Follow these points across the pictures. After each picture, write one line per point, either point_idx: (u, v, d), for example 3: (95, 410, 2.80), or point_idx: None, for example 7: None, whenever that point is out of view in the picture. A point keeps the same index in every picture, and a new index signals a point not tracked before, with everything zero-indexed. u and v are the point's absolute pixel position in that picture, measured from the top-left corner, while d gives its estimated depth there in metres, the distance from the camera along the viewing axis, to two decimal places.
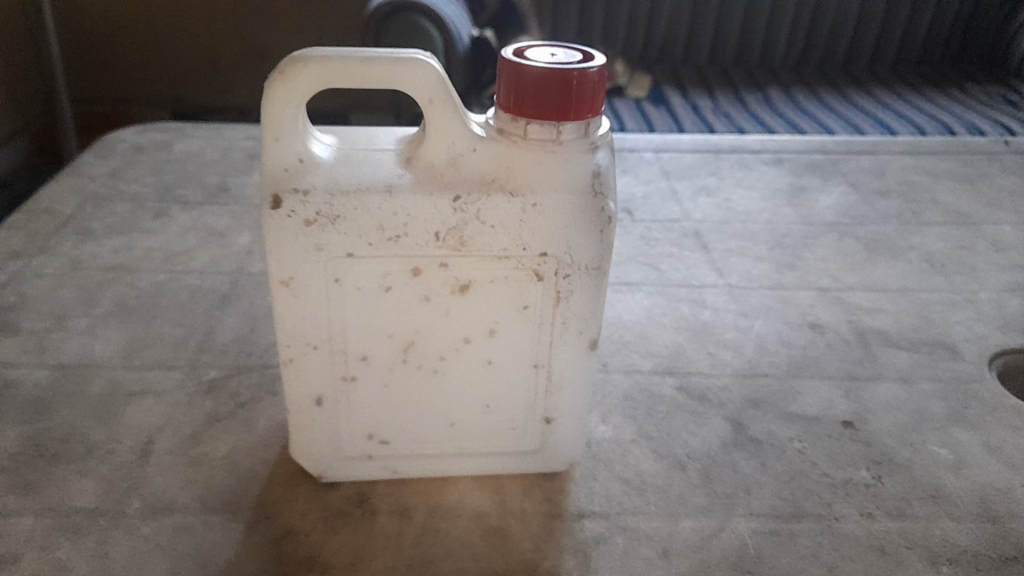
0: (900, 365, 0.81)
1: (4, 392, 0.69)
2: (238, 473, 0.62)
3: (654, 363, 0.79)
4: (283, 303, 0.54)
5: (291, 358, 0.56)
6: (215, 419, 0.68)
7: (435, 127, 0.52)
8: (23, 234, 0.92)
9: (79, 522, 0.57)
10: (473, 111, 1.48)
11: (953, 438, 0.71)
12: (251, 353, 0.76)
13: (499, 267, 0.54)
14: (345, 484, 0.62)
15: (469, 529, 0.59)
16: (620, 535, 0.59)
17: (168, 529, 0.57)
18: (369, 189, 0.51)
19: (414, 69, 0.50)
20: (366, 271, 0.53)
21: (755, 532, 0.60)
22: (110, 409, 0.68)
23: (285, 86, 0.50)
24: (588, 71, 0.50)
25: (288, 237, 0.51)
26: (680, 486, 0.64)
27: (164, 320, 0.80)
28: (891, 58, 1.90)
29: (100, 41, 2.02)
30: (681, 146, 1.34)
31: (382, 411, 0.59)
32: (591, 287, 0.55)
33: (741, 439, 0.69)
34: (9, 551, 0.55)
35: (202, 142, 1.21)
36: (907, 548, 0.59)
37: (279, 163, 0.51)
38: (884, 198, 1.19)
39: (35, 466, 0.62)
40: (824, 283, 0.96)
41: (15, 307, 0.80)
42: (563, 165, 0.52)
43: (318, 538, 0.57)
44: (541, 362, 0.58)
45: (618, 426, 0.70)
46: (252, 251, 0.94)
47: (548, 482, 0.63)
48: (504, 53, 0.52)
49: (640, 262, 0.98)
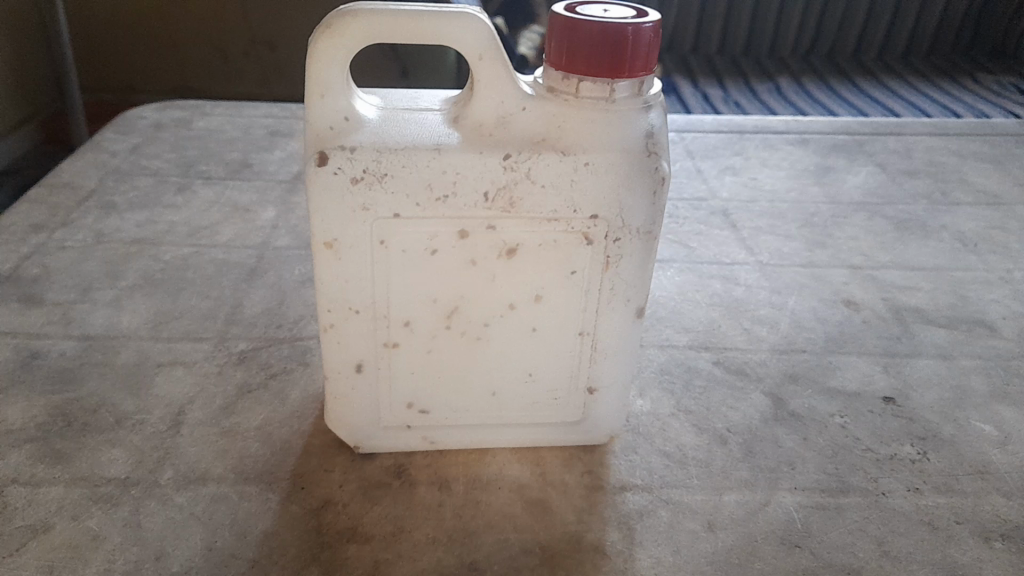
0: (938, 341, 0.79)
1: (31, 362, 0.68)
2: (273, 443, 0.61)
3: (689, 338, 0.78)
4: (326, 265, 0.52)
5: (332, 323, 0.55)
6: (246, 390, 0.66)
7: (485, 84, 0.50)
8: (44, 208, 0.91)
9: (111, 492, 0.56)
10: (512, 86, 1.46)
11: (996, 413, 0.70)
12: (280, 326, 0.75)
13: (548, 230, 0.53)
14: (382, 455, 0.60)
15: (511, 500, 0.57)
16: (665, 508, 0.58)
17: (204, 499, 0.56)
18: (417, 148, 0.49)
19: (464, 23, 0.49)
20: (411, 233, 0.52)
21: (802, 506, 0.59)
22: (138, 380, 0.67)
23: (331, 39, 0.48)
24: (643, 27, 0.49)
25: (333, 196, 0.50)
26: (721, 459, 0.63)
27: (190, 293, 0.79)
28: (901, 49, 1.87)
29: (110, 26, 2.00)
30: (703, 126, 1.32)
31: (423, 379, 0.58)
32: (641, 251, 0.54)
33: (782, 414, 0.68)
34: (41, 520, 0.53)
35: (222, 119, 1.20)
36: (957, 523, 0.58)
37: (324, 120, 0.50)
38: (912, 178, 1.17)
39: (64, 435, 0.61)
40: (856, 261, 0.94)
41: (39, 278, 0.79)
42: (615, 124, 0.51)
43: (357, 509, 0.56)
44: (586, 331, 0.57)
45: (656, 400, 0.69)
46: (277, 225, 0.93)
47: (588, 454, 0.62)
48: (555, 9, 0.51)
49: (668, 240, 0.97)
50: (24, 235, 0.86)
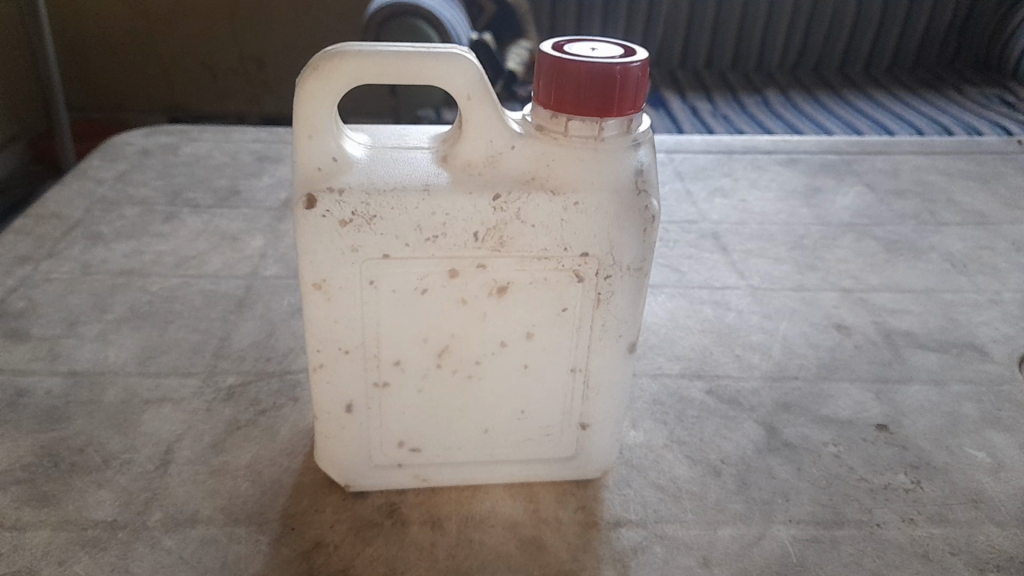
0: (930, 366, 0.80)
1: (16, 400, 0.67)
2: (262, 482, 0.60)
3: (681, 366, 0.78)
4: (315, 306, 0.52)
5: (321, 364, 0.54)
6: (236, 426, 0.66)
7: (473, 124, 0.50)
8: (30, 239, 0.90)
9: (98, 535, 0.55)
10: (510, 108, 1.48)
11: (989, 440, 0.70)
12: (270, 359, 0.74)
13: (539, 268, 0.52)
14: (374, 493, 0.60)
15: (504, 539, 0.57)
16: (659, 544, 0.57)
17: (193, 542, 0.55)
18: (406, 189, 0.49)
19: (452, 63, 0.48)
20: (401, 273, 0.51)
21: (797, 540, 0.58)
22: (126, 418, 0.66)
23: (318, 81, 0.48)
24: (631, 67, 0.49)
25: (322, 237, 0.49)
26: (716, 492, 0.62)
27: (179, 326, 0.78)
28: (887, 61, 1.89)
29: (97, 46, 2.00)
30: (693, 147, 1.33)
31: (415, 418, 0.57)
32: (632, 288, 0.54)
33: (775, 444, 0.68)
34: (27, 566, 0.52)
35: (211, 145, 1.19)
36: (951, 554, 0.58)
37: (312, 162, 0.49)
38: (901, 198, 1.18)
39: (51, 477, 0.60)
40: (847, 283, 0.95)
41: (23, 313, 0.78)
42: (605, 162, 0.51)
43: (348, 550, 0.55)
44: (578, 367, 0.57)
45: (649, 431, 0.68)
46: (265, 255, 0.92)
47: (582, 489, 0.62)
48: (544, 48, 0.51)
49: (660, 264, 0.97)
50: (10, 267, 0.85)
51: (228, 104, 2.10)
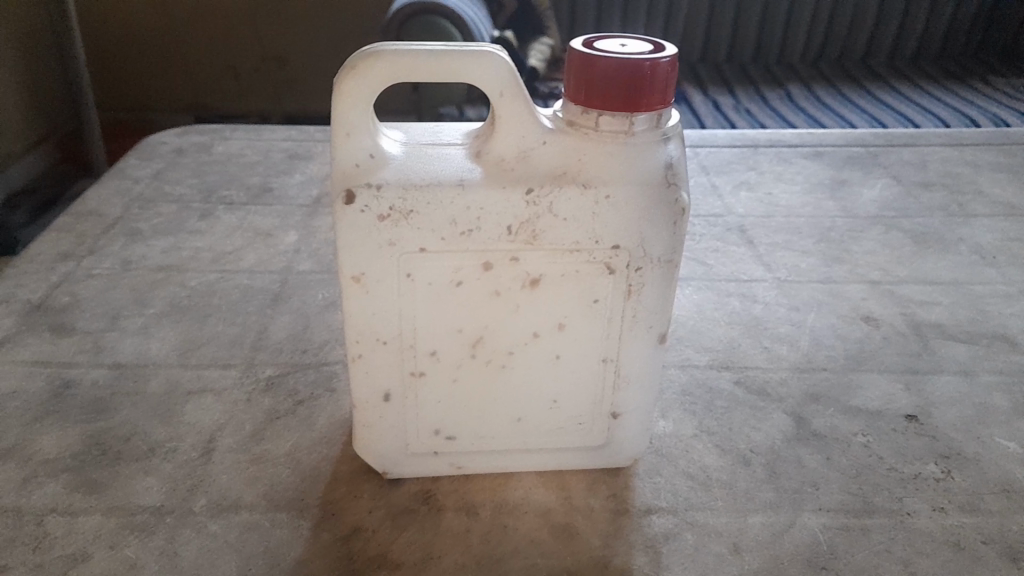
0: (959, 357, 0.79)
1: (63, 392, 0.69)
2: (302, 470, 0.62)
3: (709, 358, 0.79)
4: (353, 299, 0.53)
5: (359, 354, 0.56)
6: (275, 416, 0.68)
7: (506, 120, 0.51)
8: (72, 236, 0.93)
9: (146, 520, 0.57)
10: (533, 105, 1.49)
11: (1020, 430, 0.70)
12: (306, 351, 0.76)
13: (570, 260, 0.53)
14: (409, 481, 0.61)
15: (537, 525, 0.58)
16: (689, 531, 0.58)
17: (236, 526, 0.57)
18: (440, 184, 0.51)
19: (485, 61, 0.50)
20: (436, 267, 0.53)
21: (827, 528, 0.59)
22: (169, 408, 0.68)
23: (356, 78, 0.49)
24: (660, 61, 0.50)
25: (360, 232, 0.51)
26: (745, 481, 0.63)
27: (217, 319, 0.80)
28: (911, 51, 1.87)
29: (126, 48, 2.04)
30: (718, 141, 1.33)
31: (449, 408, 0.59)
32: (662, 279, 0.55)
33: (804, 433, 0.68)
34: (80, 549, 0.55)
35: (243, 143, 1.22)
36: (983, 543, 0.58)
37: (350, 158, 0.51)
38: (928, 189, 1.17)
39: (99, 464, 0.62)
40: (874, 275, 0.95)
41: (69, 307, 0.81)
42: (634, 155, 0.52)
43: (386, 535, 0.57)
44: (609, 357, 0.58)
45: (678, 421, 0.69)
46: (299, 250, 0.94)
47: (613, 478, 0.63)
48: (574, 44, 0.52)
49: (685, 257, 0.98)
50: (54, 263, 0.88)
51: (253, 105, 2.13)
